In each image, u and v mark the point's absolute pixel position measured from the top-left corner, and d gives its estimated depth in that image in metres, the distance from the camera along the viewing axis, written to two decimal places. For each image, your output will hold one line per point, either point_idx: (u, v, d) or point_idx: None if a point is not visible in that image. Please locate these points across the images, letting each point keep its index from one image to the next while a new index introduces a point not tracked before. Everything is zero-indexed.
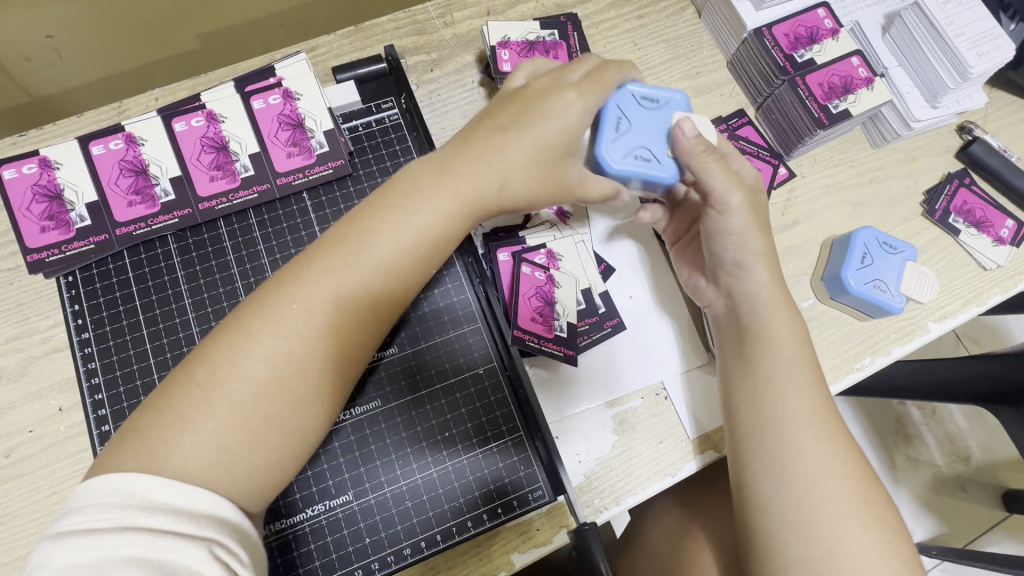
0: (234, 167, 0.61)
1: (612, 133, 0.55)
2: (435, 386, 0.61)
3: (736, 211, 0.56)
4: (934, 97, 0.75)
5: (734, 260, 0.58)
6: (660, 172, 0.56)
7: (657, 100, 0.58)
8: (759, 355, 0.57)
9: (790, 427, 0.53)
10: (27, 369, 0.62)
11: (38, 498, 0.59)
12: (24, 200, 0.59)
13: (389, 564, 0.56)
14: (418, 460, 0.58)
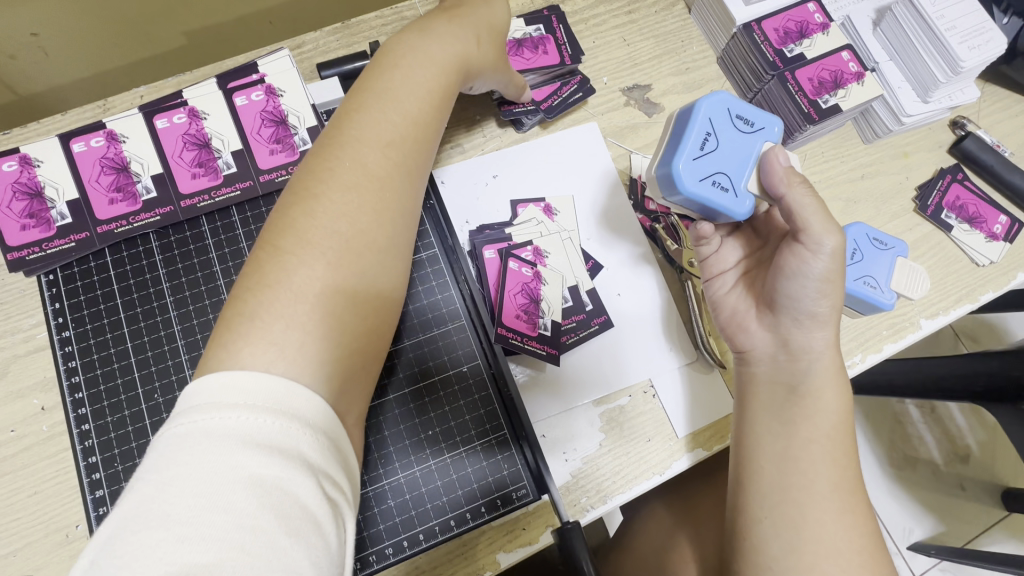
0: (217, 164, 0.61)
1: (695, 152, 0.53)
2: (423, 382, 0.61)
3: (829, 254, 0.55)
4: (925, 92, 0.74)
5: (810, 310, 0.58)
6: (733, 203, 0.54)
7: (753, 122, 0.55)
8: (800, 417, 0.58)
9: (808, 481, 0.56)
10: (10, 368, 0.62)
11: (20, 497, 0.59)
12: (5, 198, 0.58)
13: (377, 560, 0.56)
14: (406, 457, 0.58)
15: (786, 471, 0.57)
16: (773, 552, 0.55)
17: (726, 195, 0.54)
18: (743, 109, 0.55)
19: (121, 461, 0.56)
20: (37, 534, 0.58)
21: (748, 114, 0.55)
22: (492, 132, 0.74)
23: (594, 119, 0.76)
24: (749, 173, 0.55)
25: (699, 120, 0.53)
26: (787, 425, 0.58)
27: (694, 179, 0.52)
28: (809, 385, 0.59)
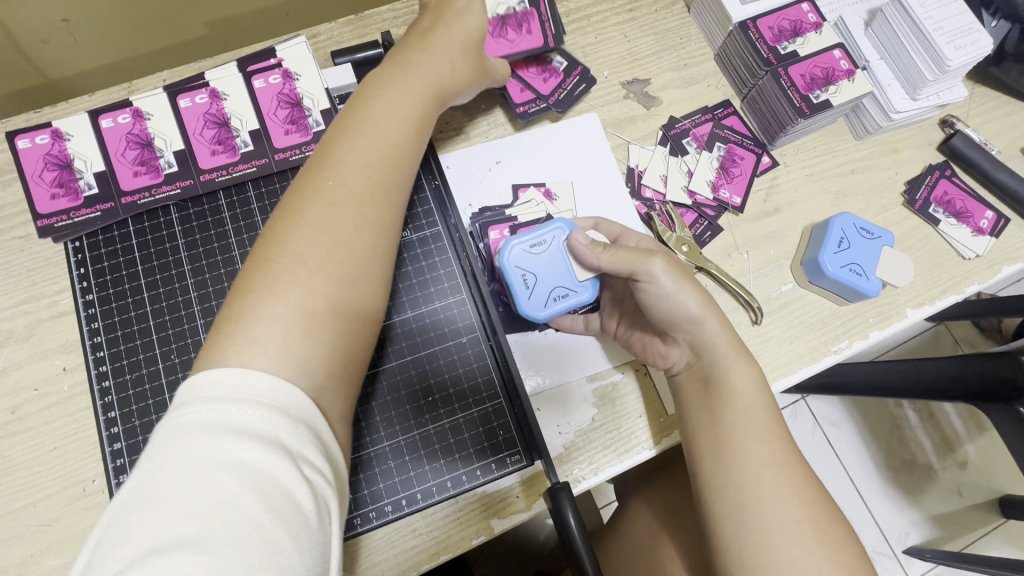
0: (235, 142, 0.65)
1: (526, 292, 0.65)
2: (432, 349, 0.64)
3: (664, 276, 0.59)
4: (914, 89, 0.76)
5: (685, 317, 0.61)
6: (580, 297, 0.66)
7: (540, 241, 0.65)
8: (722, 402, 0.59)
9: (747, 458, 0.56)
10: (35, 331, 0.65)
11: (41, 452, 0.62)
12: (37, 168, 0.62)
13: (386, 513, 0.59)
14: (415, 418, 0.62)
15: (729, 452, 0.57)
16: (729, 534, 0.54)
17: (571, 297, 0.66)
18: (530, 236, 0.65)
19: (138, 417, 0.59)
20: (56, 487, 0.61)
21: (534, 236, 0.65)
22: (495, 121, 0.77)
23: (594, 111, 0.80)
24: (573, 267, 0.66)
25: (511, 270, 0.65)
26: (711, 412, 0.59)
27: (540, 308, 0.65)
28: (715, 377, 0.60)
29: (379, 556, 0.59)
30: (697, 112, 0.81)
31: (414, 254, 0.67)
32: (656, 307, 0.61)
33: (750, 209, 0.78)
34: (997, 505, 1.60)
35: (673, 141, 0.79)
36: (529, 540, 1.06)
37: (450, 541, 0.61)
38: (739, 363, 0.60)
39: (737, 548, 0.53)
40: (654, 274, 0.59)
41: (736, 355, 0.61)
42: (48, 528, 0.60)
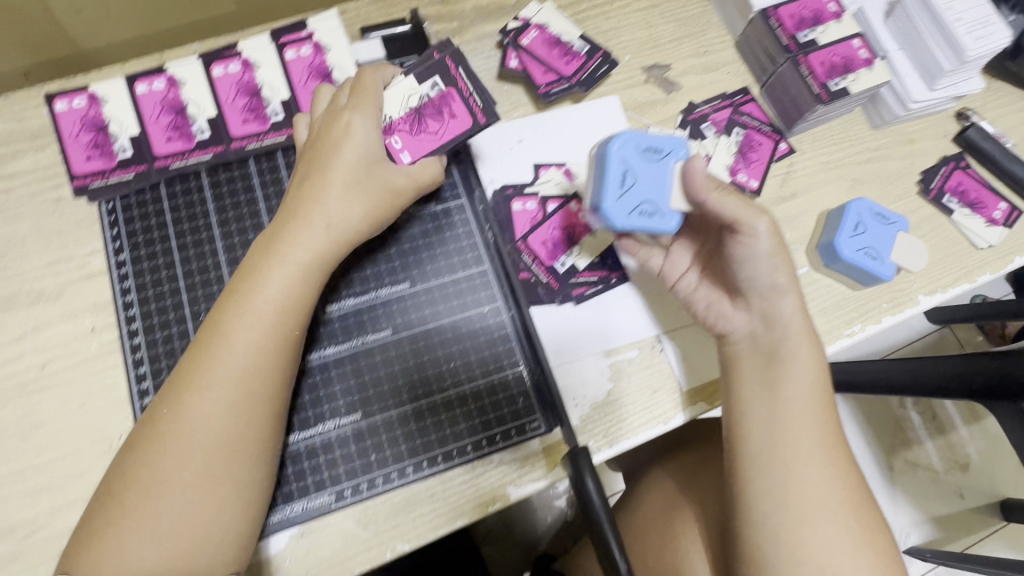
0: (266, 111, 0.66)
1: (617, 195, 0.62)
2: (395, 333, 0.63)
3: (767, 234, 0.60)
4: (931, 80, 0.77)
5: (770, 285, 0.61)
6: (663, 223, 0.63)
7: (661, 151, 0.64)
8: (782, 377, 0.60)
9: (794, 440, 0.58)
10: (65, 291, 0.67)
11: (68, 408, 0.63)
12: (74, 130, 0.64)
13: (346, 496, 0.59)
14: (376, 402, 0.61)
15: (777, 430, 0.59)
16: (763, 509, 0.57)
17: (655, 218, 0.63)
18: (651, 142, 0.64)
19: (167, 374, 0.60)
20: (83, 442, 0.62)
21: (655, 143, 0.64)
22: (517, 101, 0.78)
23: (615, 94, 0.81)
24: (672, 193, 0.63)
25: (614, 162, 0.63)
26: (770, 388, 0.61)
27: (622, 214, 0.62)
28: (782, 349, 0.61)
29: (399, 520, 0.60)
30: (717, 98, 0.82)
31: (384, 238, 0.66)
32: (745, 269, 0.62)
33: (766, 194, 0.79)
34: (999, 510, 1.60)
35: (693, 125, 0.81)
36: (537, 522, 1.06)
37: (469, 507, 0.62)
38: (806, 347, 0.61)
39: (771, 521, 0.56)
40: (758, 227, 0.60)
41: (805, 336, 0.62)
42: (76, 481, 0.62)
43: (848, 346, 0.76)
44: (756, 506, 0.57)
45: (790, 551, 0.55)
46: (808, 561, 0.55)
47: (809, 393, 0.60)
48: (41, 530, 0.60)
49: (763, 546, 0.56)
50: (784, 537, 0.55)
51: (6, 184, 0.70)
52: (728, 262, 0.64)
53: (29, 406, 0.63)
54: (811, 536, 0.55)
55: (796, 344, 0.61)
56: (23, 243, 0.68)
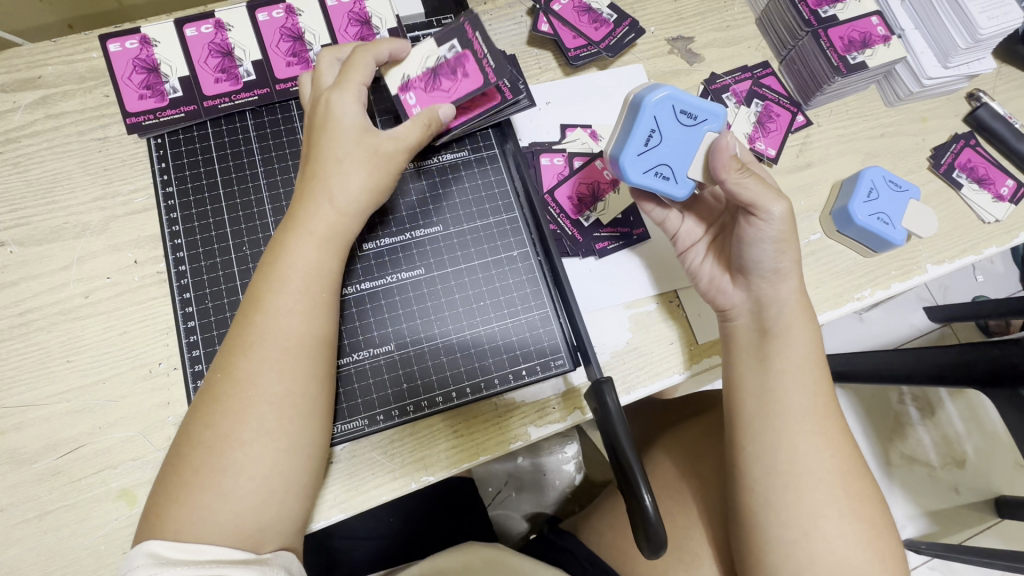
0: (308, 55, 0.70)
1: (639, 148, 0.65)
2: (451, 267, 0.67)
3: (780, 220, 0.60)
4: (945, 57, 0.80)
5: (772, 267, 0.63)
6: (674, 188, 0.66)
7: (695, 118, 0.65)
8: (774, 352, 0.63)
9: (787, 408, 0.61)
10: (109, 226, 0.68)
11: (111, 335, 0.65)
12: (127, 70, 0.68)
13: (404, 414, 0.63)
14: (438, 326, 0.65)
15: (770, 401, 0.62)
16: (759, 472, 0.61)
17: (667, 182, 0.66)
18: (689, 105, 0.65)
19: (211, 299, 0.66)
20: (124, 367, 0.65)
21: (692, 108, 0.65)
22: (547, 65, 0.81)
23: (640, 62, 0.84)
24: (693, 161, 0.66)
25: (646, 118, 0.64)
26: (762, 361, 0.64)
27: (638, 171, 0.65)
28: (778, 326, 0.64)
29: (425, 453, 0.64)
30: (738, 70, 0.85)
31: (431, 181, 0.70)
32: (754, 250, 0.62)
33: (783, 162, 0.82)
34: (992, 506, 1.62)
35: (714, 95, 0.84)
36: (544, 486, 1.10)
37: (490, 443, 0.65)
38: (801, 319, 0.64)
39: (762, 487, 0.60)
40: (773, 211, 0.60)
41: (799, 307, 0.64)
42: (117, 405, 0.63)
43: (858, 310, 0.78)
44: (750, 471, 0.61)
45: (776, 514, 0.59)
46: (795, 522, 0.58)
47: (805, 364, 0.63)
48: (83, 447, 0.62)
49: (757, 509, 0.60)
50: (776, 495, 0.59)
51: (53, 123, 0.70)
52: (737, 241, 0.64)
53: (73, 331, 0.65)
54: (800, 500, 0.59)
55: (789, 324, 0.63)
56: (69, 178, 0.69)
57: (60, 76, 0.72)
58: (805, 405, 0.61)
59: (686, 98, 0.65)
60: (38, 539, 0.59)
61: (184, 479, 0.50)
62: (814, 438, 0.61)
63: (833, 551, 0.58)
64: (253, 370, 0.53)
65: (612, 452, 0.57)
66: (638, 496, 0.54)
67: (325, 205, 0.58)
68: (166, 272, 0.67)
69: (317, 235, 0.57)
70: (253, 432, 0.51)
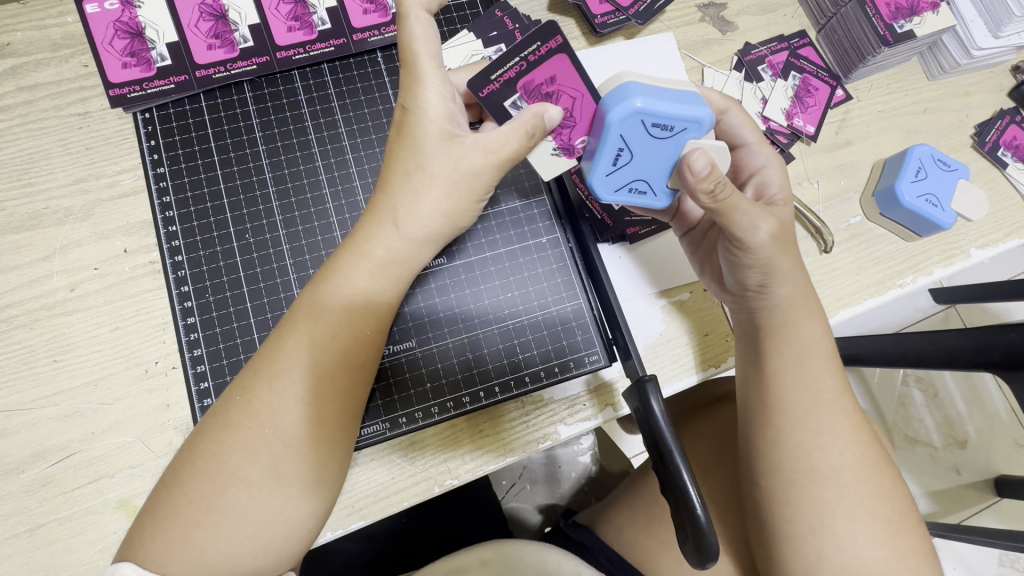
0: (312, 20, 0.63)
1: (611, 164, 0.53)
2: (501, 258, 0.62)
3: (764, 244, 0.53)
4: (998, 27, 0.75)
5: (757, 284, 0.56)
6: (653, 201, 0.57)
7: (671, 125, 0.50)
8: (770, 352, 0.56)
9: (792, 406, 0.54)
10: (95, 211, 0.62)
11: (102, 331, 0.59)
12: (107, 35, 0.61)
13: (433, 414, 0.58)
14: (481, 318, 0.61)
15: (772, 394, 0.55)
16: (784, 465, 0.53)
17: (646, 195, 0.57)
18: (665, 114, 0.49)
19: (212, 293, 0.60)
20: (117, 366, 0.59)
21: (668, 118, 0.50)
22: (570, 33, 0.74)
23: (670, 31, 0.77)
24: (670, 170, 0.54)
25: (610, 137, 0.51)
26: (759, 357, 0.57)
27: (611, 191, 0.55)
28: (768, 329, 0.57)
29: (450, 455, 0.60)
30: (774, 40, 0.79)
31: None
32: (739, 266, 0.56)
33: (822, 140, 0.77)
34: (993, 485, 1.59)
35: (749, 67, 0.78)
36: (559, 478, 1.06)
37: (517, 442, 0.60)
38: (803, 321, 0.56)
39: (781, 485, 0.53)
40: (758, 230, 0.52)
41: (812, 317, 0.57)
42: (110, 408, 0.58)
43: (899, 298, 0.74)
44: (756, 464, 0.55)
45: (784, 509, 0.53)
46: (804, 517, 0.52)
47: (814, 355, 0.55)
48: (75, 454, 0.57)
49: (774, 498, 0.53)
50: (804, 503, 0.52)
51: (26, 95, 0.63)
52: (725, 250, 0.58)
53: (59, 327, 0.59)
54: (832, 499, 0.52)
55: (785, 320, 0.56)
56: (47, 157, 0.62)
57: (31, 42, 0.64)
58: (820, 398, 0.54)
59: (659, 107, 0.49)
60: (30, 556, 0.54)
61: (169, 508, 0.44)
62: (830, 427, 0.54)
63: (861, 554, 0.51)
64: (287, 367, 0.47)
65: (658, 456, 0.53)
66: (687, 498, 0.50)
67: (376, 217, 0.51)
68: (160, 262, 0.61)
69: (351, 247, 0.51)
70: (257, 465, 0.45)
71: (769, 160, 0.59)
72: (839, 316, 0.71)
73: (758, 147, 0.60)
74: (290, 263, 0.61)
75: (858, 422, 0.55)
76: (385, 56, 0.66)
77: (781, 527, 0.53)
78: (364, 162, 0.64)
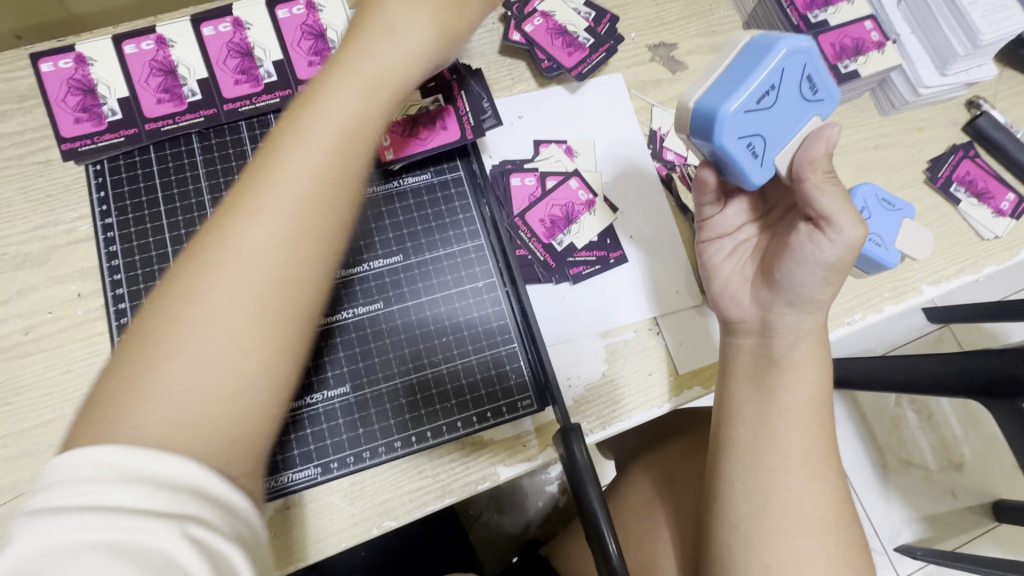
0: (258, 72, 0.66)
1: (755, 101, 0.50)
2: (438, 303, 0.64)
3: (845, 248, 0.53)
4: (944, 64, 0.76)
5: (808, 297, 0.56)
6: (755, 170, 0.53)
7: (816, 93, 0.53)
8: (779, 386, 0.57)
9: (784, 447, 0.56)
10: (51, 256, 0.64)
11: (53, 373, 0.62)
12: (61, 92, 0.63)
13: (366, 458, 0.60)
14: (414, 361, 0.62)
15: (765, 435, 0.57)
16: (739, 512, 0.56)
17: (752, 161, 0.53)
18: (817, 74, 0.53)
19: None
20: (67, 409, 0.61)
21: (817, 79, 0.53)
22: (519, 76, 0.76)
23: (619, 72, 0.78)
24: (788, 144, 0.53)
25: (773, 70, 0.50)
26: (763, 392, 0.58)
27: (731, 135, 0.50)
28: (789, 358, 0.58)
29: (386, 498, 0.61)
30: None
31: (425, 200, 0.66)
32: (793, 274, 0.56)
33: None
34: (990, 510, 1.55)
35: None
36: (526, 505, 1.06)
37: (455, 485, 0.61)
38: (807, 365, 0.58)
39: (746, 525, 0.55)
40: (844, 237, 0.53)
41: (814, 361, 0.58)
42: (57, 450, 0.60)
43: (849, 335, 0.74)
44: (727, 509, 0.56)
45: (757, 556, 0.54)
46: (772, 567, 0.53)
47: (806, 403, 0.57)
48: (22, 495, 0.58)
49: (732, 547, 0.55)
50: (762, 547, 0.54)
51: None
52: (780, 251, 0.57)
53: (13, 370, 0.61)
54: (781, 542, 0.54)
55: (788, 364, 0.58)
56: (8, 205, 0.65)
57: None
58: (804, 442, 0.56)
59: (819, 64, 0.52)
60: None
61: None
62: (805, 473, 0.55)
63: None
64: (201, 350, 0.41)
65: (578, 507, 0.53)
66: (603, 545, 0.50)
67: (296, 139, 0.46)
68: (108, 308, 0.63)
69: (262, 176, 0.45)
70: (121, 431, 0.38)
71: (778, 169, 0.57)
72: None
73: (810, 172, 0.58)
74: None
75: (787, 463, 0.55)
76: None
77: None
78: None
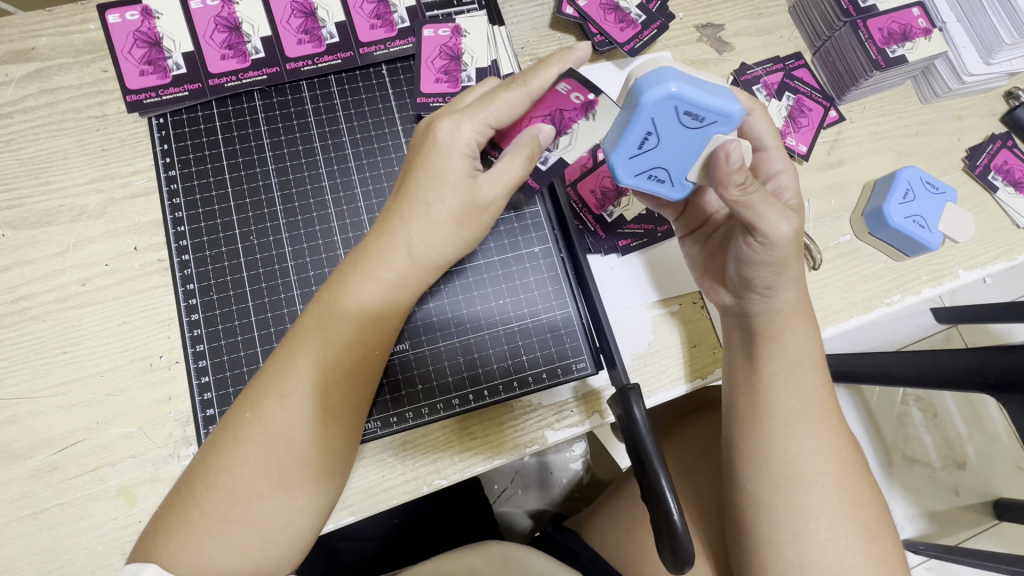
0: (321, 33, 0.67)
1: (637, 148, 0.53)
2: (496, 267, 0.65)
3: (779, 245, 0.52)
4: (988, 53, 0.77)
5: (766, 284, 0.57)
6: (671, 190, 0.57)
7: (703, 117, 0.50)
8: (798, 349, 0.59)
9: (781, 409, 0.58)
10: (107, 210, 0.65)
11: (110, 324, 0.62)
12: (127, 44, 0.65)
13: (423, 414, 0.60)
14: (472, 322, 0.63)
15: (758, 398, 0.59)
16: (750, 474, 0.58)
17: (664, 184, 0.57)
18: (696, 102, 0.49)
19: (216, 292, 0.63)
20: (123, 358, 0.61)
21: (700, 106, 0.50)
22: None
23: (667, 50, 0.79)
24: (694, 163, 0.54)
25: (641, 120, 0.51)
26: (753, 365, 0.60)
27: (630, 175, 0.55)
28: (771, 331, 0.59)
29: (437, 457, 0.61)
30: (769, 61, 0.81)
31: None
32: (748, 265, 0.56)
33: (815, 158, 0.78)
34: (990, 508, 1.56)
35: (743, 87, 0.80)
36: (551, 483, 1.08)
37: (504, 446, 0.62)
38: (796, 330, 0.59)
39: (756, 484, 0.57)
40: (778, 230, 0.51)
41: (800, 324, 0.59)
42: (113, 399, 0.60)
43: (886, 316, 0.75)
44: (740, 471, 0.59)
45: (766, 513, 0.56)
46: (785, 523, 0.55)
47: (805, 364, 0.59)
48: (79, 443, 0.59)
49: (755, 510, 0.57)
50: (771, 504, 0.56)
51: (47, 98, 0.66)
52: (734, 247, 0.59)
53: (70, 321, 0.62)
54: (788, 501, 0.56)
55: (782, 326, 0.59)
56: (65, 157, 0.65)
57: (54, 47, 0.67)
58: (804, 404, 0.58)
59: (694, 95, 0.49)
60: (32, 538, 0.57)
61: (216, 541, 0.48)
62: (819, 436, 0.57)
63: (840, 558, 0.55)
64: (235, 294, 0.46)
65: (639, 466, 0.54)
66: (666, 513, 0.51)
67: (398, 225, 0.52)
68: (168, 261, 0.63)
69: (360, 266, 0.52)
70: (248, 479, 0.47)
71: (786, 168, 0.59)
72: (830, 330, 0.72)
73: (777, 154, 0.59)
74: (291, 264, 0.64)
75: (815, 428, 0.57)
76: (390, 69, 0.69)
77: (759, 535, 0.56)
78: (367, 171, 0.67)
